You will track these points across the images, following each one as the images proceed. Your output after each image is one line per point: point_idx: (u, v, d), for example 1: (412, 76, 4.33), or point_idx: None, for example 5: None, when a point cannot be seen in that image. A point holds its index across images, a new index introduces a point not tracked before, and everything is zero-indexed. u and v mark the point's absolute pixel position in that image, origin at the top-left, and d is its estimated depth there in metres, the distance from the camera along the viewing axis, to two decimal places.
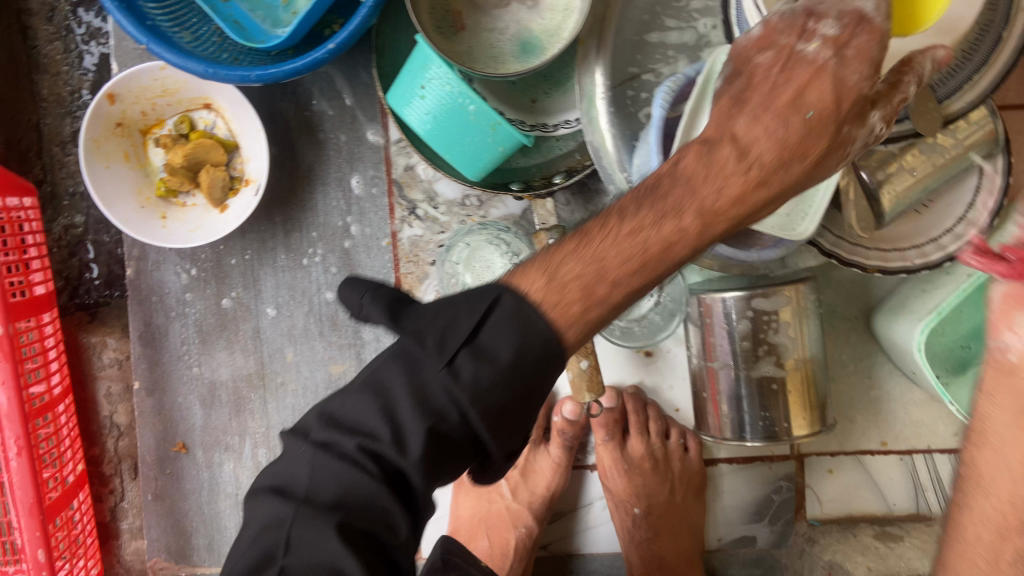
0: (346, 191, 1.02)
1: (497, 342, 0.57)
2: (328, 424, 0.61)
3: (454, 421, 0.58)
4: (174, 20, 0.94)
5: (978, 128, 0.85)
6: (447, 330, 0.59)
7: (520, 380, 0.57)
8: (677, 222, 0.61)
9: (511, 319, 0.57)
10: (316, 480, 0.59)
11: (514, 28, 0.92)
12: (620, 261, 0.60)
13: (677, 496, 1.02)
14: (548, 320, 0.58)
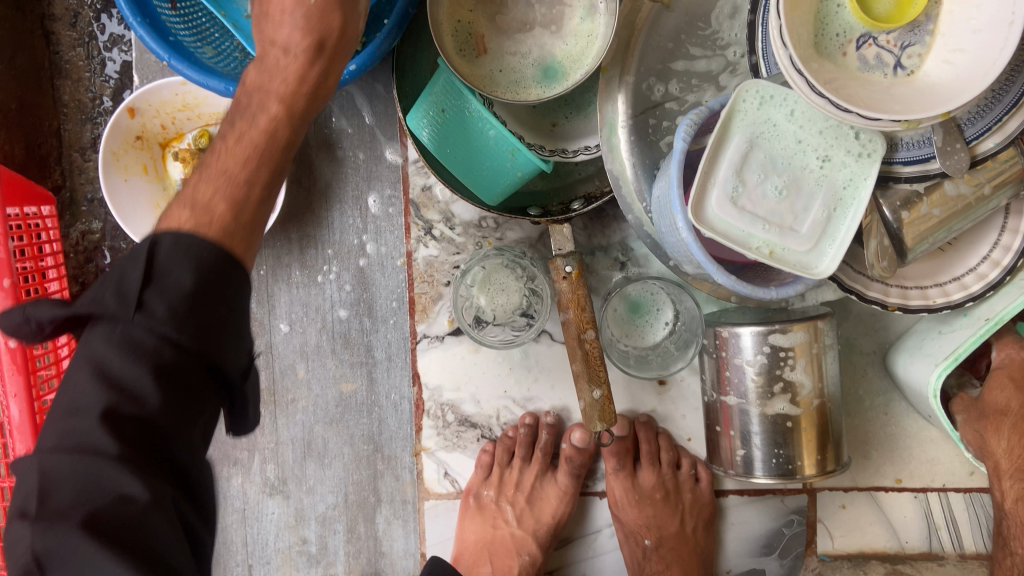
0: (363, 210, 1.02)
1: (172, 269, 0.54)
2: (78, 380, 0.52)
3: (167, 361, 0.52)
4: (197, 34, 0.94)
5: (1007, 168, 0.83)
6: (117, 285, 0.53)
7: (210, 291, 0.54)
8: (266, 112, 0.66)
9: (180, 252, 0.54)
10: (92, 477, 0.49)
11: (537, 52, 0.91)
12: (241, 165, 0.63)
13: (687, 527, 1.01)
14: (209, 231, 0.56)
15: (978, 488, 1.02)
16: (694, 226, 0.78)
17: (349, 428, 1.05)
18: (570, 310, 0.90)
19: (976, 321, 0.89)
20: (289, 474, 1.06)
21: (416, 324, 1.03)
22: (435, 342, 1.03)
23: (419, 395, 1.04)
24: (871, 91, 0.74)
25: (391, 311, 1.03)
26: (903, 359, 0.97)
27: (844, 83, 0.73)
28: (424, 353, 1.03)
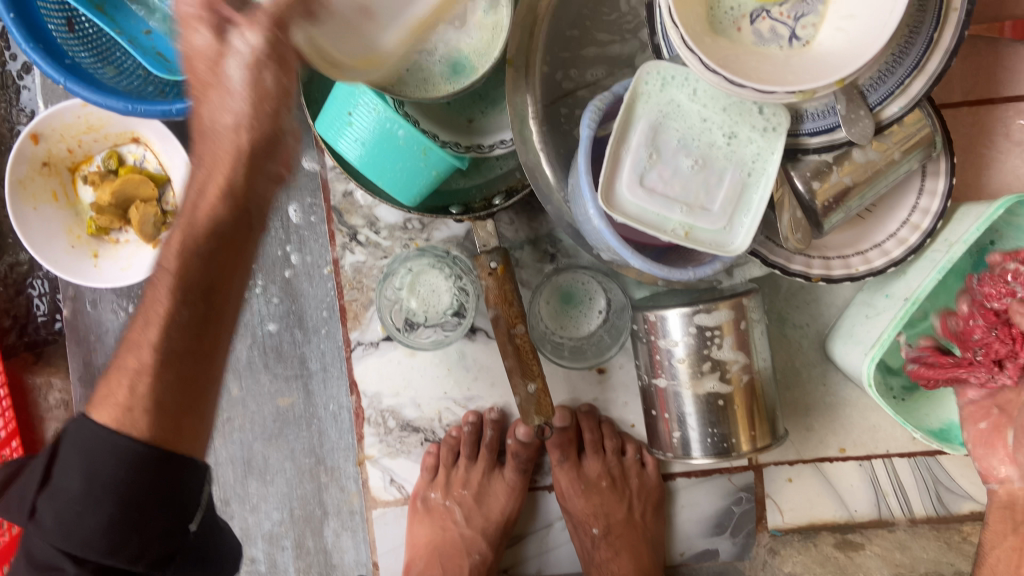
0: (284, 220, 1.00)
1: (70, 484, 0.60)
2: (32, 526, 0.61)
3: None
4: (97, 55, 0.92)
5: (914, 132, 0.84)
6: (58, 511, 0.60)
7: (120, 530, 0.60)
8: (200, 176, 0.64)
9: (73, 470, 0.61)
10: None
11: (442, 49, 0.88)
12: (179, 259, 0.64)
13: (635, 513, 1.01)
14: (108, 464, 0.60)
15: (921, 452, 1.03)
16: (605, 213, 0.78)
17: (289, 442, 1.03)
18: (499, 305, 0.88)
19: (896, 303, 0.89)
20: (231, 494, 1.04)
21: (349, 332, 1.01)
22: (370, 349, 1.01)
23: (357, 404, 1.02)
24: (767, 64, 0.73)
25: (322, 320, 1.02)
26: (841, 347, 0.96)
27: (740, 59, 0.73)
28: (360, 360, 1.01)
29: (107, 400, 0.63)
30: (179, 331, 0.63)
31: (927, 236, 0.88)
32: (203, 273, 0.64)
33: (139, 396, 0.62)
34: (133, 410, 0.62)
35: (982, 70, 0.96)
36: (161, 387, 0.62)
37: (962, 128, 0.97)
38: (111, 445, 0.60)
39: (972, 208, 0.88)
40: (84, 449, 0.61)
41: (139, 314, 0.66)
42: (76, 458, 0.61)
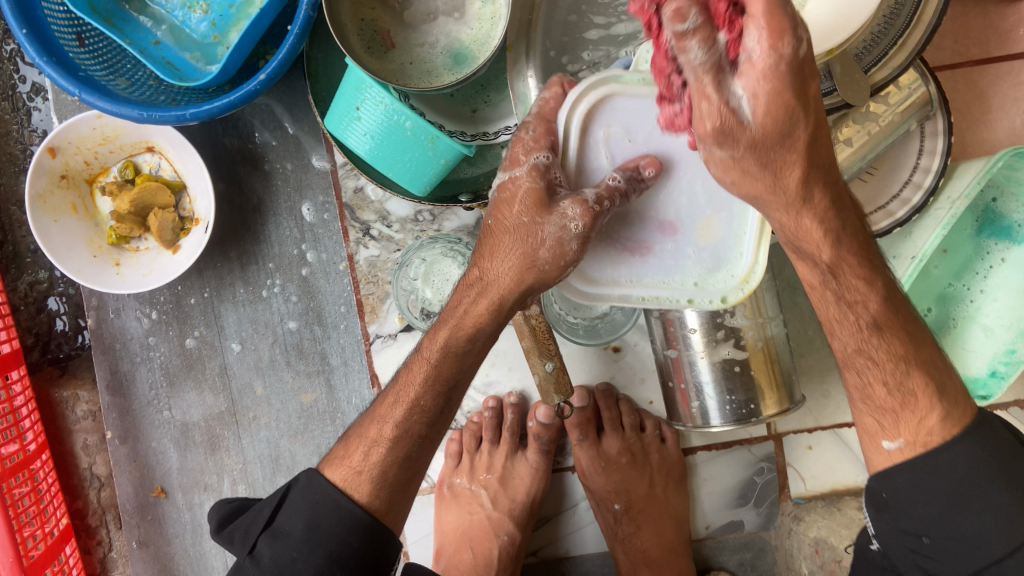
0: (298, 220, 1.02)
1: (291, 520, 0.71)
2: (297, 511, 0.72)
3: None
4: (108, 68, 0.94)
5: (909, 93, 0.86)
6: (251, 523, 0.74)
7: (318, 547, 0.69)
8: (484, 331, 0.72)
9: (304, 501, 0.72)
10: None
11: (444, 41, 0.93)
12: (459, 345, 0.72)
13: (657, 488, 1.02)
14: (353, 501, 0.72)
15: None
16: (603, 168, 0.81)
17: (315, 437, 1.05)
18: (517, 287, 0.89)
19: (904, 262, 0.91)
20: (261, 492, 1.06)
21: (367, 326, 1.03)
22: (389, 341, 1.03)
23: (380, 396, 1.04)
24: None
25: (340, 315, 1.03)
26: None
27: None
28: (379, 352, 1.03)
29: (343, 461, 0.75)
30: (424, 418, 0.74)
31: (931, 195, 0.89)
32: (457, 368, 0.73)
33: (371, 463, 0.73)
34: (362, 472, 0.73)
35: (973, 31, 0.97)
36: (390, 461, 0.73)
37: (954, 90, 0.99)
38: (347, 515, 0.71)
39: (970, 164, 0.90)
40: (313, 503, 0.72)
41: (389, 391, 0.77)
42: (306, 507, 0.72)
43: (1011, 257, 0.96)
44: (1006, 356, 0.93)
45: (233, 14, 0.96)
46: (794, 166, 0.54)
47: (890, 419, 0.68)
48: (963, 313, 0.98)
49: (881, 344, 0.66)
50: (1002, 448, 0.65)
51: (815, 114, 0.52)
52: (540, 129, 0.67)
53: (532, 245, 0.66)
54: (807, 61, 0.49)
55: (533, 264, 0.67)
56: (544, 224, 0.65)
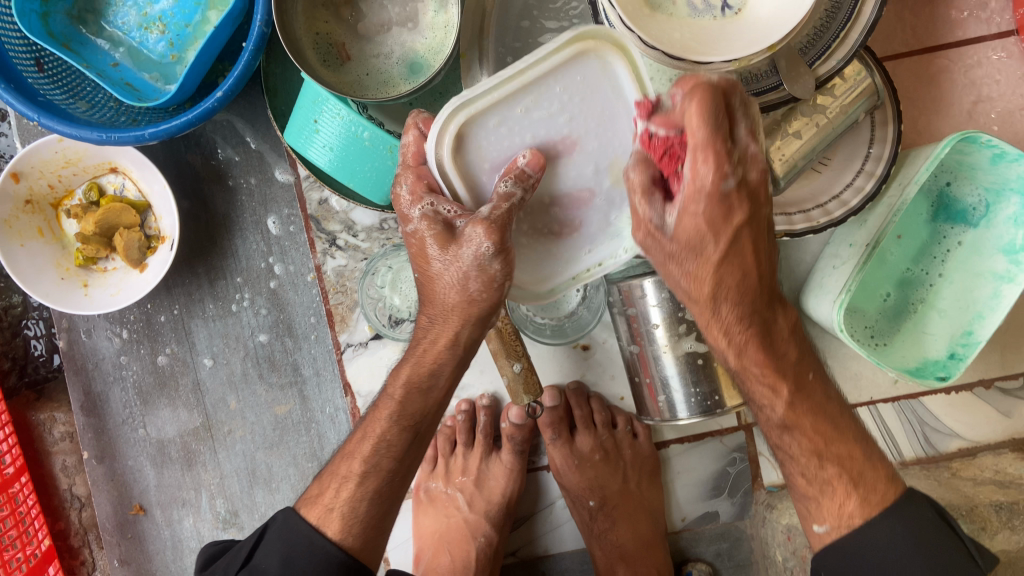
0: (264, 233, 1.03)
1: (267, 558, 0.73)
2: (274, 549, 0.74)
3: None
4: (69, 91, 0.95)
5: (856, 84, 0.87)
6: (230, 562, 0.76)
7: None
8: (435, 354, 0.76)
9: (279, 540, 0.74)
10: None
11: (399, 51, 0.94)
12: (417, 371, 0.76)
13: (631, 483, 1.04)
14: (329, 539, 0.73)
15: (904, 396, 1.06)
16: None
17: (290, 448, 1.06)
18: None
19: (859, 249, 0.93)
20: (239, 505, 1.07)
21: (338, 335, 1.04)
22: (360, 349, 1.04)
23: (353, 404, 1.04)
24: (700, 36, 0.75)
25: (311, 326, 1.04)
26: (813, 299, 0.99)
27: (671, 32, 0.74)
28: (351, 361, 1.04)
29: (316, 500, 0.76)
30: (392, 454, 0.76)
31: (882, 182, 0.91)
32: (422, 403, 0.76)
33: (342, 500, 0.74)
34: (332, 510, 0.74)
35: (920, 20, 0.99)
36: (360, 498, 0.74)
37: (905, 79, 1.01)
38: (322, 553, 0.72)
39: (921, 150, 0.92)
40: (288, 541, 0.74)
41: (358, 427, 0.79)
42: (280, 545, 0.74)
43: (967, 240, 0.97)
44: (964, 338, 0.96)
45: (190, 33, 0.97)
46: (704, 281, 0.69)
47: (811, 504, 0.74)
48: (922, 297, 1.00)
49: (792, 441, 0.74)
50: (923, 525, 0.70)
51: (756, 227, 0.66)
52: (412, 177, 0.73)
53: (462, 279, 0.72)
54: (734, 192, 0.62)
55: (472, 296, 0.72)
56: (460, 255, 0.70)
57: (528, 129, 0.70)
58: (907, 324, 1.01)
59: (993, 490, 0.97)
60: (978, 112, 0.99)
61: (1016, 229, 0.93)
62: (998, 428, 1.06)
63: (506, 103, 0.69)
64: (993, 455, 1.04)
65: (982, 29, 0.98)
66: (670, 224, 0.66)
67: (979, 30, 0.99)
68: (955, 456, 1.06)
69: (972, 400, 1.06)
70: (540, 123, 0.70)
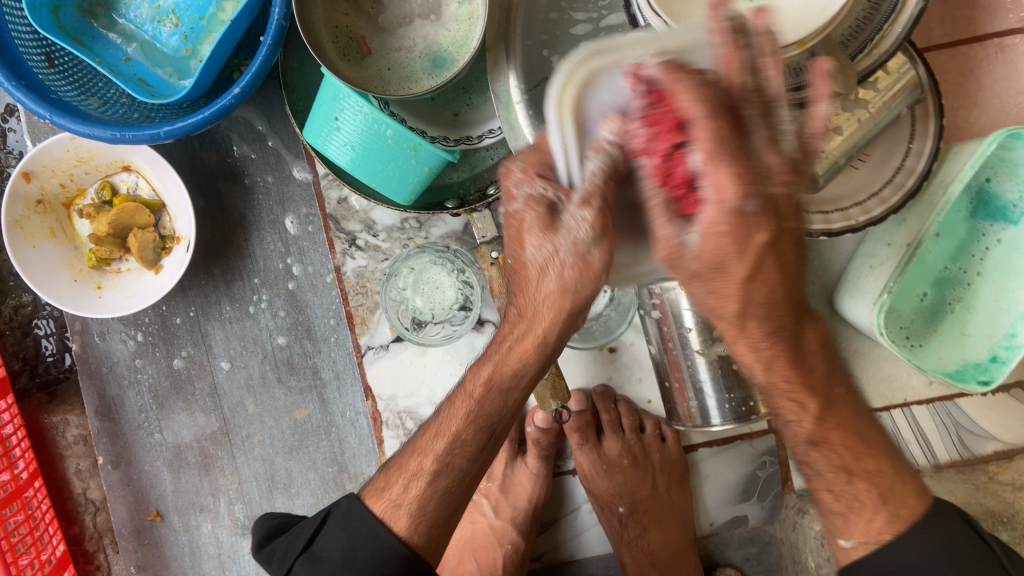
0: (282, 233, 1.00)
1: (328, 546, 0.69)
2: (336, 535, 0.69)
3: None
4: (79, 87, 0.91)
5: (899, 77, 0.84)
6: (288, 549, 0.72)
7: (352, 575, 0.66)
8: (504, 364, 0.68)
9: (341, 527, 0.69)
10: None
11: (422, 44, 0.90)
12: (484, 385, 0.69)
13: (660, 488, 1.00)
14: (392, 533, 0.67)
15: (938, 397, 1.04)
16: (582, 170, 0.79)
17: (311, 453, 1.03)
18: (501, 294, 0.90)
19: (900, 249, 0.90)
20: (258, 511, 1.04)
21: (358, 338, 1.01)
22: (381, 352, 1.01)
23: (374, 408, 1.01)
24: None
25: (330, 328, 1.01)
26: (848, 301, 0.97)
27: None
28: (372, 365, 1.01)
29: (383, 493, 0.70)
30: (465, 453, 0.69)
31: (924, 179, 0.88)
32: (500, 404, 0.69)
33: (410, 497, 0.68)
34: (400, 505, 0.69)
35: (959, 12, 0.96)
36: (428, 496, 0.68)
37: (944, 70, 0.97)
38: (386, 544, 0.67)
39: (962, 147, 0.88)
40: (352, 530, 0.69)
41: (432, 422, 0.72)
42: (344, 533, 0.69)
43: (1007, 237, 0.94)
44: (1007, 341, 0.92)
45: (204, 26, 0.94)
46: (731, 299, 0.58)
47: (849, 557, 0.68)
48: (960, 298, 0.97)
49: None
50: None
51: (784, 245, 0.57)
52: (531, 158, 0.62)
53: (557, 269, 0.63)
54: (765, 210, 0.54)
55: (565, 286, 0.63)
56: (557, 245, 0.61)
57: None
58: (945, 325, 0.98)
59: None
60: (1022, 106, 0.96)
61: None
62: None
63: (602, 64, 0.53)
64: None
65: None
66: (692, 242, 0.55)
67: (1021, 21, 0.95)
68: (991, 459, 1.03)
69: (1009, 401, 1.04)
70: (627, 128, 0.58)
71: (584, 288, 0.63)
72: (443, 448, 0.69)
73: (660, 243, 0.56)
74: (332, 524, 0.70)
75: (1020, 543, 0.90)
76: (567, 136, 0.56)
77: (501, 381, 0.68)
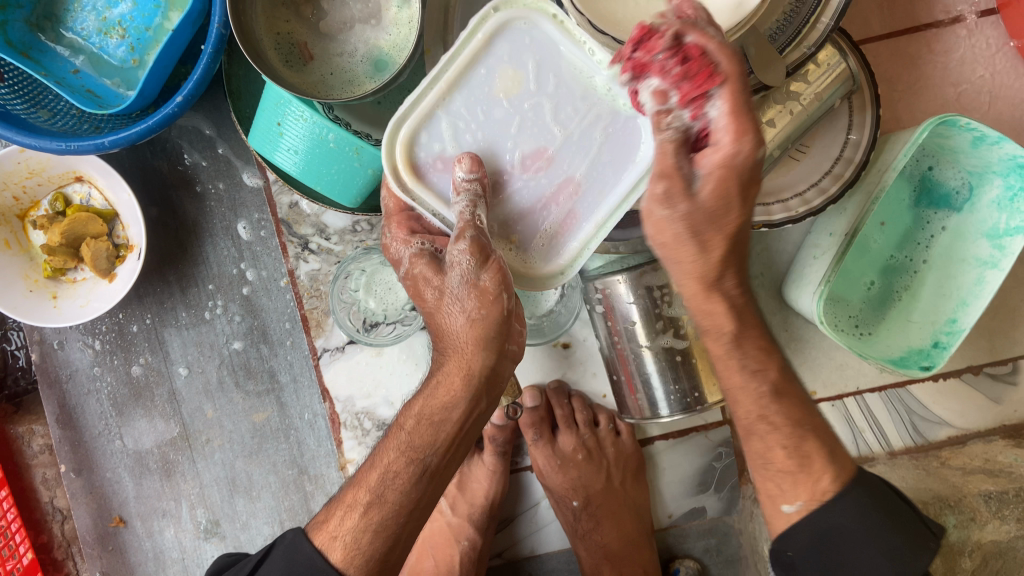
0: (235, 239, 1.01)
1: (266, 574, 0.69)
2: (275, 563, 0.69)
3: None
4: (29, 100, 0.92)
5: (830, 69, 0.85)
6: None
7: None
8: (436, 401, 0.71)
9: (282, 557, 0.69)
10: None
11: (363, 48, 0.92)
12: (418, 429, 0.71)
13: (615, 481, 1.01)
14: (326, 559, 0.67)
15: (890, 385, 1.05)
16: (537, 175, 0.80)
17: (270, 457, 1.04)
18: None
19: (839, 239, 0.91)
20: (220, 515, 1.05)
21: (314, 340, 1.02)
22: (337, 354, 1.02)
23: (331, 409, 1.02)
24: None
25: (285, 332, 1.02)
26: (795, 292, 0.98)
27: None
28: (329, 366, 1.02)
29: (322, 527, 0.70)
30: (399, 485, 0.69)
31: (861, 169, 0.89)
32: (431, 436, 0.71)
33: (344, 528, 0.68)
34: (337, 537, 0.68)
35: (896, 4, 0.97)
36: (361, 529, 0.68)
37: (883, 62, 0.98)
38: (318, 573, 0.67)
39: (898, 136, 0.90)
40: (292, 559, 0.69)
41: (368, 461, 0.73)
42: (284, 562, 0.69)
43: (951, 225, 0.96)
44: (948, 326, 0.93)
45: (150, 36, 0.95)
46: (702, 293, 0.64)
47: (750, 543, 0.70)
48: (906, 285, 0.98)
49: None
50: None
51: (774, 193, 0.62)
52: (401, 233, 0.77)
53: (461, 304, 0.71)
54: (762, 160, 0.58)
55: (472, 319, 0.71)
56: (448, 283, 0.71)
57: (485, 109, 0.71)
58: (892, 313, 0.99)
59: (981, 480, 0.95)
60: (959, 94, 0.97)
61: (1000, 212, 0.91)
62: (987, 415, 1.04)
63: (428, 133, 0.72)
64: (983, 443, 1.02)
65: (960, 10, 0.96)
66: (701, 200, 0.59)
67: (957, 11, 0.96)
68: (943, 445, 1.04)
69: (962, 387, 1.04)
70: (493, 122, 0.72)
71: (488, 317, 0.71)
72: (376, 479, 0.70)
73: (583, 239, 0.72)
74: (277, 551, 0.70)
75: (964, 526, 0.91)
76: (430, 195, 0.72)
77: (429, 414, 0.71)
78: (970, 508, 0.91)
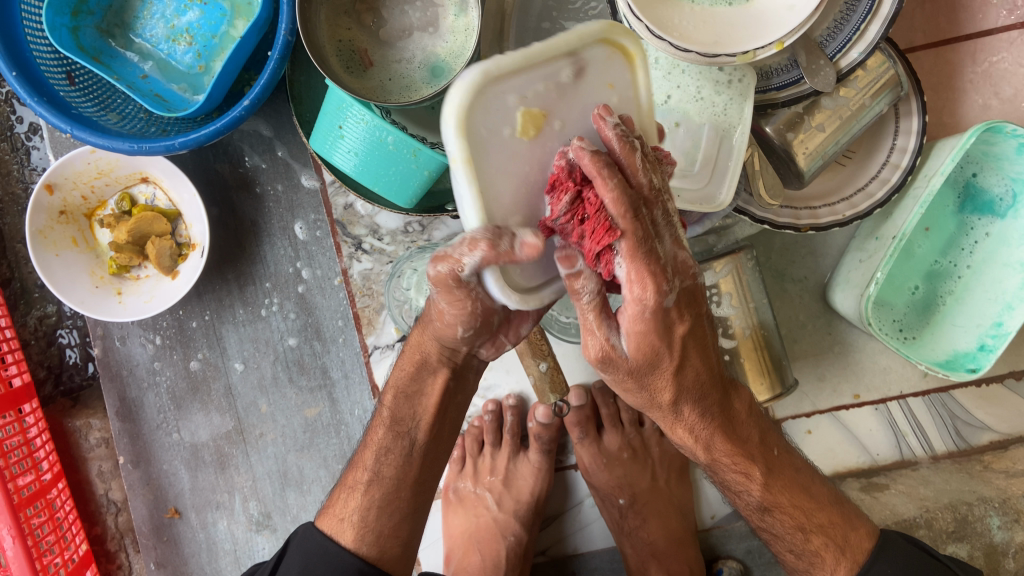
0: (292, 239, 1.04)
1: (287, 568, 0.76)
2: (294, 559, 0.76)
3: None
4: (99, 104, 0.97)
5: (879, 75, 0.86)
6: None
7: None
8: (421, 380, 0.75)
9: (298, 554, 0.76)
10: None
11: (421, 55, 0.95)
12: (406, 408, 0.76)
13: (659, 479, 1.04)
14: (340, 544, 0.75)
15: (934, 389, 1.05)
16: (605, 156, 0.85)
17: (321, 450, 1.07)
18: None
19: (886, 243, 0.93)
20: (272, 508, 1.08)
21: (365, 338, 1.05)
22: (387, 351, 1.05)
23: None
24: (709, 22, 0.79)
25: (338, 329, 1.05)
26: (839, 295, 1.00)
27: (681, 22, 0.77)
28: (379, 364, 1.05)
29: (330, 512, 0.79)
30: (393, 461, 0.75)
31: (908, 174, 0.90)
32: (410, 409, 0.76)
33: (350, 509, 0.76)
34: (344, 519, 0.77)
35: (940, 13, 0.99)
36: (366, 507, 0.75)
37: (927, 70, 1.00)
38: (337, 558, 0.74)
39: (945, 142, 0.91)
40: (307, 552, 0.76)
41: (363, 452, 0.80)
42: (300, 556, 0.76)
43: (995, 231, 0.96)
44: (994, 329, 0.95)
45: (216, 44, 0.99)
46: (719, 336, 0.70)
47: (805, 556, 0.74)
48: (950, 290, 0.99)
49: None
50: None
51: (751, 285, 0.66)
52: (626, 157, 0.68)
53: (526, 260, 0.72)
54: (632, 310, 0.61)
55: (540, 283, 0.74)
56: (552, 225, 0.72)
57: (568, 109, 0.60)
58: (937, 318, 1.00)
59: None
60: (1002, 102, 0.99)
61: None
62: None
63: (496, 93, 0.57)
64: None
65: (1006, 19, 0.98)
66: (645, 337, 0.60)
67: (1002, 20, 0.98)
68: (985, 450, 1.04)
69: (1004, 392, 1.05)
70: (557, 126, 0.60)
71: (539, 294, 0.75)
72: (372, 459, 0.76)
73: (592, 342, 0.62)
74: (293, 549, 0.78)
75: (1008, 528, 0.91)
76: None
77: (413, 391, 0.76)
78: (1015, 509, 0.92)
